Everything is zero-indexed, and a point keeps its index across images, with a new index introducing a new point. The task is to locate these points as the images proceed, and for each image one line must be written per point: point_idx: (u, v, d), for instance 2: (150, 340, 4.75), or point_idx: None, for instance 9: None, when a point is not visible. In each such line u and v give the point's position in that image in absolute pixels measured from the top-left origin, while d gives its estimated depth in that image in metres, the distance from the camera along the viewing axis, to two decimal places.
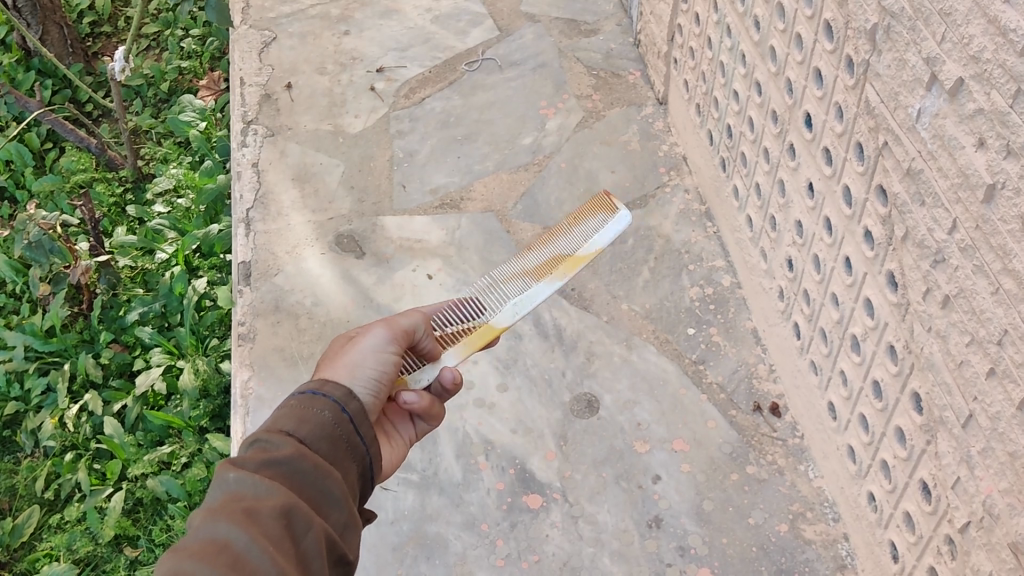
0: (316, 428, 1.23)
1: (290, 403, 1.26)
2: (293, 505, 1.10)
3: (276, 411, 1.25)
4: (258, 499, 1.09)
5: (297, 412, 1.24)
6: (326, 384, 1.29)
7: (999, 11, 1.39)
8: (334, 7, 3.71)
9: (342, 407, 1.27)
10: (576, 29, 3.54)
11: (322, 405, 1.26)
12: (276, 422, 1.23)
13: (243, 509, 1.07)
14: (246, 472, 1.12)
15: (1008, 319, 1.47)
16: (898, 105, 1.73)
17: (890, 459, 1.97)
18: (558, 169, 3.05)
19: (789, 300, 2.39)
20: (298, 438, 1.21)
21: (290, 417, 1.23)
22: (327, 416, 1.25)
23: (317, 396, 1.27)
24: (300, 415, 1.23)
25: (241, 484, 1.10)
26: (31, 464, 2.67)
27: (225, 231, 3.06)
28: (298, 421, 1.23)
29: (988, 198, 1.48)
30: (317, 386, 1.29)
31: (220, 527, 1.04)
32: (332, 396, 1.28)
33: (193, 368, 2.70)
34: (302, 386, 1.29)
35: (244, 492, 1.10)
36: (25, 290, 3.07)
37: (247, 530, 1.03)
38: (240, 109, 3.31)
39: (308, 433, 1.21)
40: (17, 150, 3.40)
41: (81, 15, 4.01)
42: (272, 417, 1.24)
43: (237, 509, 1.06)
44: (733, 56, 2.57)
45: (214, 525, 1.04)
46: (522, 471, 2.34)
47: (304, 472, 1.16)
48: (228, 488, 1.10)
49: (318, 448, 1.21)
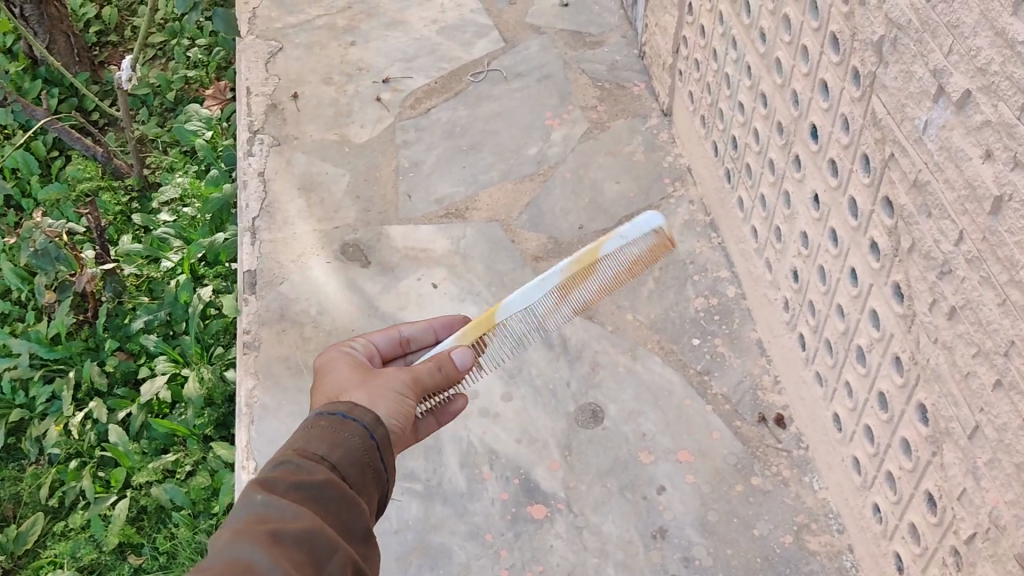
0: (346, 453, 1.21)
1: (319, 425, 1.23)
2: (318, 532, 1.07)
3: (304, 432, 1.22)
4: (283, 522, 1.06)
5: (327, 434, 1.22)
6: (355, 408, 1.28)
7: (1006, 23, 1.39)
8: (341, 18, 3.73)
9: (370, 433, 1.25)
10: (581, 41, 3.55)
11: (352, 429, 1.24)
12: (306, 444, 1.20)
13: (268, 532, 1.03)
14: (272, 495, 1.08)
15: (1014, 330, 1.47)
16: (904, 117, 1.74)
17: (895, 469, 1.97)
18: (563, 180, 3.06)
19: (794, 310, 2.39)
20: (328, 462, 1.18)
21: (321, 439, 1.20)
22: (357, 441, 1.23)
23: (347, 421, 1.25)
24: (332, 439, 1.21)
25: (267, 506, 1.07)
26: (36, 472, 2.68)
27: (230, 239, 3.05)
28: (329, 446, 1.20)
29: (995, 210, 1.49)
30: (347, 410, 1.27)
31: (244, 548, 1.01)
32: (361, 422, 1.26)
33: (198, 376, 2.71)
34: (332, 407, 1.28)
35: (271, 515, 1.06)
36: (30, 298, 3.08)
37: (270, 554, 1.00)
38: (246, 119, 3.32)
39: (339, 458, 1.19)
40: (23, 158, 3.42)
41: (88, 24, 4.03)
42: (301, 438, 1.22)
43: (261, 531, 1.03)
44: (738, 68, 2.58)
45: (238, 545, 1.01)
46: (526, 482, 2.34)
47: (330, 498, 1.13)
48: (253, 509, 1.07)
49: (347, 473, 1.19)
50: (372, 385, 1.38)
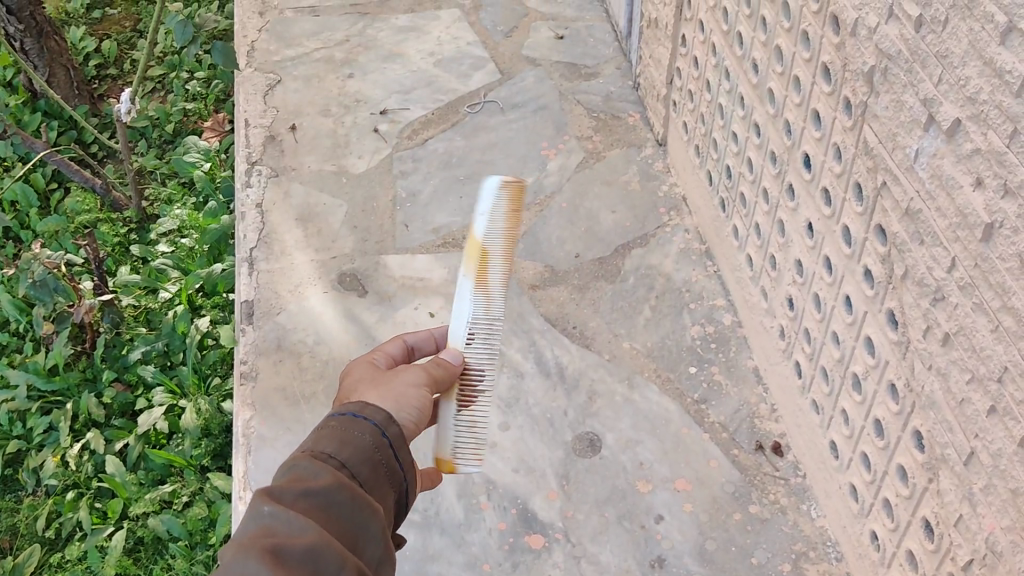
0: (356, 452, 1.21)
1: (329, 426, 1.25)
2: (325, 543, 1.07)
3: (316, 434, 1.24)
4: (290, 535, 1.07)
5: (337, 435, 1.23)
6: (367, 407, 1.28)
7: (994, 53, 1.41)
8: (339, 51, 3.77)
9: (381, 431, 1.26)
10: (576, 73, 3.59)
11: (363, 428, 1.25)
12: (317, 445, 1.21)
13: (272, 547, 1.04)
14: (280, 505, 1.10)
15: (1007, 356, 1.48)
16: (895, 146, 1.76)
17: (892, 497, 1.97)
18: (559, 209, 3.08)
19: (790, 338, 2.40)
20: (338, 461, 1.19)
21: (330, 439, 1.22)
22: (367, 440, 1.24)
23: (358, 420, 1.25)
24: (341, 438, 1.22)
25: (274, 517, 1.08)
26: (32, 503, 2.66)
27: (228, 270, 3.07)
28: (340, 445, 1.21)
29: (986, 237, 1.50)
30: (358, 408, 1.28)
31: (248, 564, 1.02)
32: (372, 420, 1.26)
33: (195, 407, 2.70)
34: (344, 407, 1.29)
35: (278, 527, 1.08)
36: (28, 329, 3.08)
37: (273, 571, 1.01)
38: (245, 150, 3.34)
39: (348, 458, 1.20)
40: (22, 190, 3.44)
41: (87, 57, 4.07)
42: (312, 440, 1.23)
43: (265, 545, 1.04)
44: (732, 99, 2.61)
45: (242, 561, 1.02)
46: (524, 511, 2.34)
47: (340, 503, 1.14)
48: (262, 520, 1.08)
49: (358, 473, 1.20)
50: (385, 382, 1.38)
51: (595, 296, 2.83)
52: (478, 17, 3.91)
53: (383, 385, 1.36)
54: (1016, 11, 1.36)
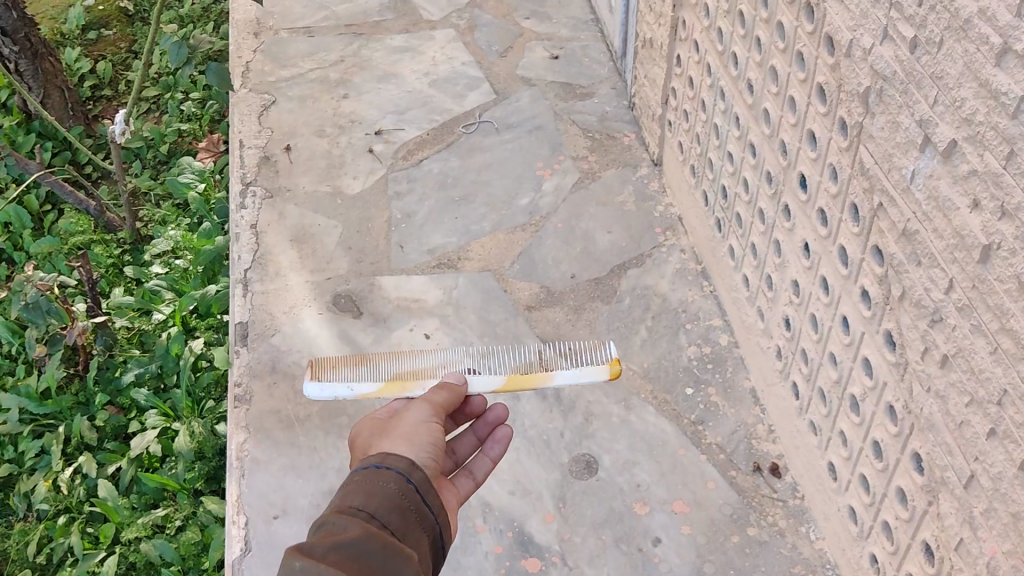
0: (383, 501, 1.18)
1: (354, 481, 1.21)
2: None
3: (341, 490, 1.21)
4: None
5: (363, 486, 1.20)
6: (388, 458, 1.25)
7: (990, 75, 1.41)
8: (334, 71, 3.77)
9: (405, 479, 1.23)
10: (571, 93, 3.60)
11: (387, 477, 1.22)
12: (343, 501, 1.18)
13: None
14: (312, 559, 1.06)
15: (1007, 378, 1.46)
16: (891, 167, 1.75)
17: (892, 519, 1.96)
18: (555, 229, 3.08)
19: (788, 359, 2.39)
20: (367, 513, 1.16)
21: (356, 492, 1.18)
22: (393, 488, 1.20)
23: (379, 470, 1.22)
24: (367, 489, 1.19)
25: (307, 571, 1.04)
26: (24, 528, 2.63)
27: (222, 291, 3.06)
28: (367, 496, 1.18)
29: (983, 259, 1.49)
30: (379, 459, 1.25)
31: None
32: (395, 469, 1.24)
33: (188, 430, 2.68)
34: (365, 461, 1.26)
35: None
36: (21, 351, 3.07)
37: None
38: (240, 171, 3.33)
39: (377, 508, 1.16)
40: (16, 212, 3.43)
41: (82, 78, 4.07)
42: (337, 496, 1.20)
43: None
44: (727, 119, 2.61)
45: None
46: (520, 534, 2.32)
47: (372, 552, 1.10)
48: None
49: (387, 521, 1.16)
50: (398, 431, 1.35)
51: (592, 317, 2.82)
52: (473, 38, 3.92)
53: (397, 434, 1.34)
54: (1012, 32, 1.35)
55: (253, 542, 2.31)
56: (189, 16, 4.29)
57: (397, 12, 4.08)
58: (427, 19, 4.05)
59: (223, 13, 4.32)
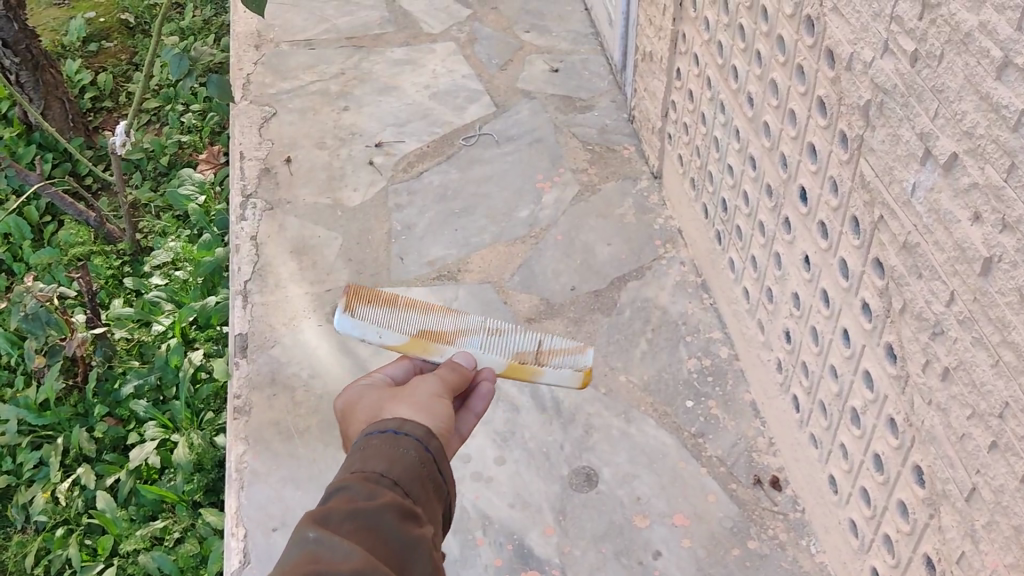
0: (406, 469, 1.13)
1: (372, 443, 1.15)
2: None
3: (358, 453, 1.15)
4: (335, 561, 1.00)
5: (382, 451, 1.14)
6: (405, 422, 1.19)
7: (990, 88, 1.41)
8: (334, 83, 3.78)
9: (425, 446, 1.17)
10: (571, 105, 3.61)
11: (407, 442, 1.16)
12: (364, 465, 1.12)
13: None
14: (326, 531, 1.03)
15: (1008, 391, 1.46)
16: (892, 179, 1.75)
17: (893, 532, 1.95)
18: (555, 241, 3.08)
19: (788, 371, 2.39)
20: (391, 480, 1.11)
21: (379, 457, 1.13)
22: (414, 455, 1.15)
23: (399, 435, 1.16)
24: (389, 455, 1.13)
25: (319, 543, 1.02)
26: (21, 540, 2.63)
27: (222, 302, 3.05)
28: (389, 463, 1.13)
29: (984, 271, 1.50)
30: (398, 422, 1.19)
31: None
32: (414, 434, 1.17)
33: (188, 442, 2.68)
34: (382, 422, 1.19)
35: (322, 554, 1.01)
36: (20, 362, 3.06)
37: None
38: (240, 183, 3.34)
39: (400, 476, 1.12)
40: (15, 223, 3.43)
41: (83, 90, 4.07)
42: (355, 459, 1.15)
43: None
44: (727, 131, 2.61)
45: None
46: (520, 547, 2.31)
47: (390, 525, 1.06)
48: (305, 548, 1.02)
49: (410, 490, 1.11)
50: (412, 394, 1.29)
51: (592, 329, 2.82)
52: (473, 50, 3.93)
53: (412, 398, 1.28)
54: (1012, 46, 1.36)
55: (251, 555, 2.30)
56: (190, 28, 4.30)
57: (398, 25, 4.10)
58: (427, 32, 4.06)
59: (224, 25, 4.33)
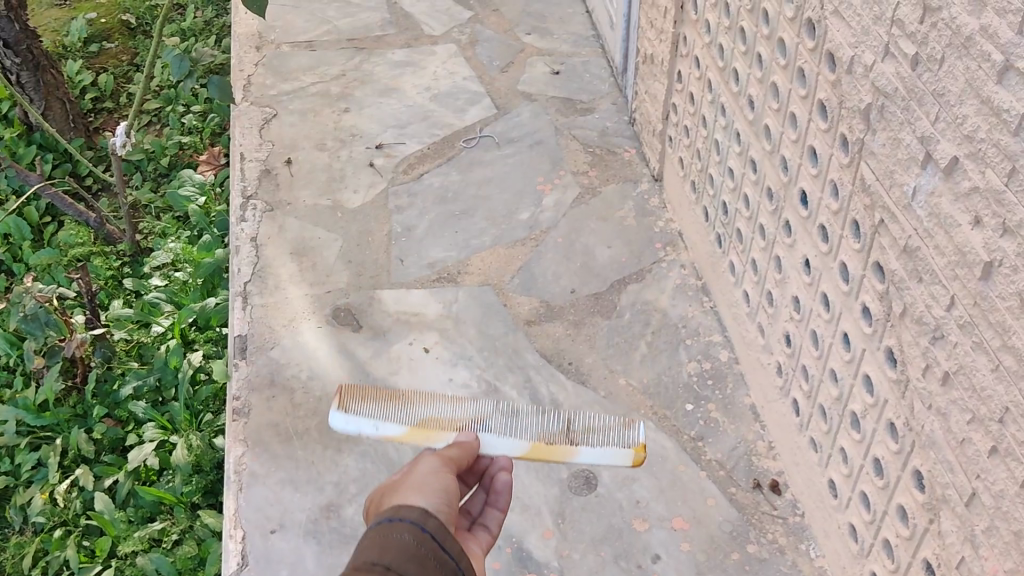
0: (401, 550, 1.04)
1: (365, 540, 1.07)
2: None
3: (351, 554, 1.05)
4: None
5: (376, 542, 1.05)
6: (399, 511, 1.13)
7: (991, 92, 1.41)
8: (335, 85, 3.77)
9: (420, 527, 1.10)
10: (572, 108, 3.60)
11: (402, 528, 1.08)
12: (357, 558, 1.02)
13: None
14: None
15: (1008, 396, 1.46)
16: (893, 183, 1.75)
17: (892, 537, 1.95)
18: (555, 244, 3.08)
19: (788, 375, 2.38)
20: (384, 565, 1.00)
21: (370, 546, 1.04)
22: (409, 537, 1.07)
23: (395, 523, 1.09)
24: (380, 542, 1.04)
25: None
26: (19, 541, 2.62)
27: (221, 304, 3.05)
28: (384, 550, 1.03)
29: (985, 275, 1.49)
30: (391, 514, 1.12)
31: None
32: (407, 518, 1.11)
33: (187, 443, 2.67)
34: (376, 520, 1.13)
35: None
36: (19, 363, 3.06)
37: None
38: (240, 184, 3.33)
39: (392, 557, 1.02)
40: (16, 223, 3.43)
41: (84, 91, 4.07)
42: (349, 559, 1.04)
43: None
44: (728, 134, 2.61)
45: None
46: (519, 550, 2.31)
47: None
48: None
49: (406, 569, 1.01)
50: (406, 489, 1.23)
51: (591, 332, 2.81)
52: (474, 53, 3.93)
53: (405, 492, 1.22)
54: (1013, 50, 1.35)
55: (250, 557, 2.29)
56: (192, 29, 4.30)
57: (399, 27, 4.09)
58: (429, 34, 4.06)
59: (225, 27, 4.33)
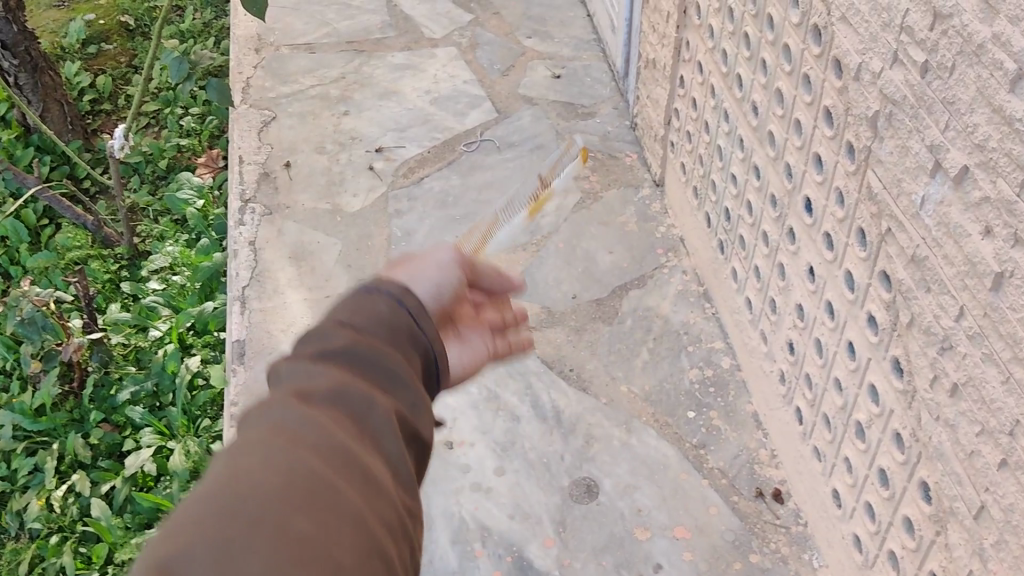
0: (370, 321, 1.15)
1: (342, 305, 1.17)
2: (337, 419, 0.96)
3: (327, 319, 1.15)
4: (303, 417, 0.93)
5: (349, 310, 1.16)
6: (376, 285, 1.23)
7: (1003, 100, 1.39)
8: (334, 88, 3.75)
9: (398, 301, 1.20)
10: (573, 112, 3.59)
11: (376, 302, 1.19)
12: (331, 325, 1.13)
13: (281, 437, 0.89)
14: (295, 402, 0.97)
15: (1019, 409, 1.44)
16: (900, 192, 1.73)
17: (898, 548, 1.92)
18: (556, 249, 3.06)
19: (791, 383, 2.36)
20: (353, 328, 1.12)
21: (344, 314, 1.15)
22: (385, 309, 1.18)
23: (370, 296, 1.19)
24: (354, 310, 1.15)
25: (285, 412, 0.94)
26: (15, 547, 2.60)
27: (219, 308, 3.02)
28: (356, 317, 1.14)
29: (996, 286, 1.47)
30: (366, 290, 1.22)
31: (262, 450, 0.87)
32: (386, 294, 1.21)
33: (185, 450, 2.65)
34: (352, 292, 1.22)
35: (286, 424, 0.92)
36: (16, 366, 3.03)
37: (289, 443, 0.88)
38: (239, 188, 3.31)
39: (363, 323, 1.13)
40: (13, 226, 3.40)
41: (82, 92, 4.04)
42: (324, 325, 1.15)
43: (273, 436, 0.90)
44: (731, 140, 2.59)
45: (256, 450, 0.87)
46: (519, 559, 2.28)
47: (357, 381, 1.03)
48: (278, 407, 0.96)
49: (374, 333, 1.13)
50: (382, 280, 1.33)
51: (592, 339, 2.79)
52: (474, 56, 3.91)
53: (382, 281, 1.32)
54: None
55: None
56: (190, 31, 4.28)
57: (399, 30, 4.07)
58: (429, 37, 4.04)
59: (225, 28, 4.31)
